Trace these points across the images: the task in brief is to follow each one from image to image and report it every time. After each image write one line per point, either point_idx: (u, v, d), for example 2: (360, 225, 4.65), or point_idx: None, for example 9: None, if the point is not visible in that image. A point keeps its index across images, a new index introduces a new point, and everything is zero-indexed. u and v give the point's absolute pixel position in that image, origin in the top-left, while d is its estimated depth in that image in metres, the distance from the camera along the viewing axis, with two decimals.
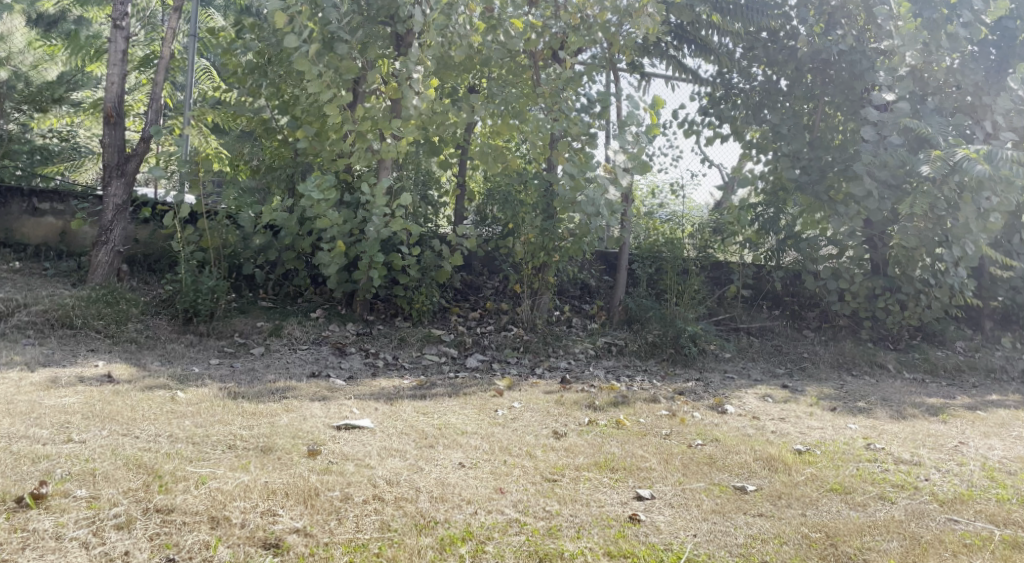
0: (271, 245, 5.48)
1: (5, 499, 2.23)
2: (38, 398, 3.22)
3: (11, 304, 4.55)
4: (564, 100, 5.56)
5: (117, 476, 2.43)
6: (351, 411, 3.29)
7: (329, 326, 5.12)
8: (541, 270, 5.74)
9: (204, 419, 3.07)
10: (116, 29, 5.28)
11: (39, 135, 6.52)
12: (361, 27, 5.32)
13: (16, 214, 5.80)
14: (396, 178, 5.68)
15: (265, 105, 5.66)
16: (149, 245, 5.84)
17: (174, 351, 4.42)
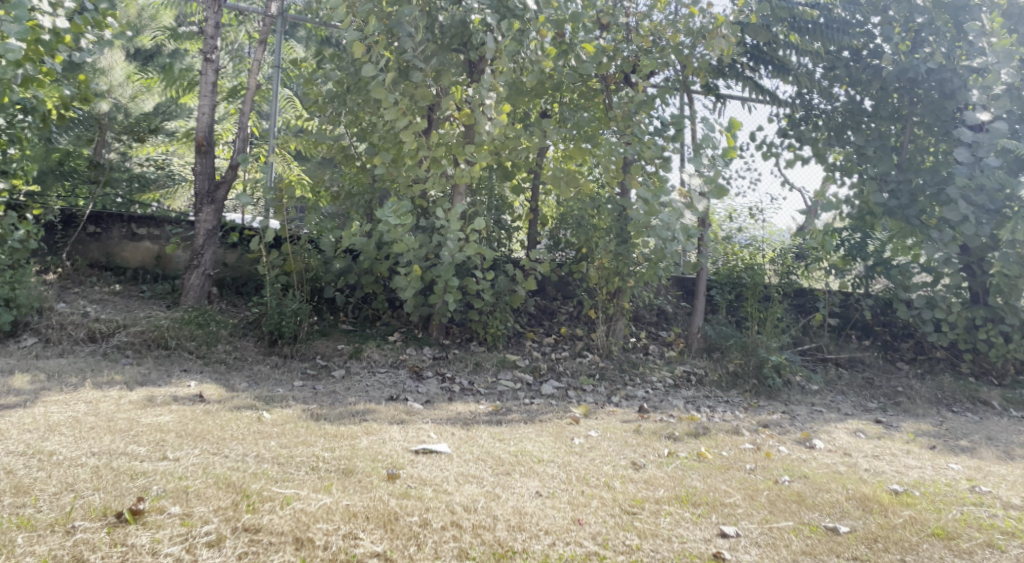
0: (351, 269, 5.60)
1: (107, 513, 2.33)
2: (136, 415, 3.37)
3: (111, 325, 4.79)
4: (637, 123, 5.52)
5: (208, 494, 2.51)
6: (429, 435, 3.31)
7: (406, 350, 5.18)
8: (616, 295, 5.65)
9: (288, 440, 3.14)
10: (207, 62, 5.53)
11: (136, 164, 6.69)
12: (435, 55, 5.39)
13: (117, 239, 6.12)
14: (470, 204, 5.74)
15: (345, 133, 5.91)
16: (237, 268, 6.08)
17: (260, 372, 4.55)
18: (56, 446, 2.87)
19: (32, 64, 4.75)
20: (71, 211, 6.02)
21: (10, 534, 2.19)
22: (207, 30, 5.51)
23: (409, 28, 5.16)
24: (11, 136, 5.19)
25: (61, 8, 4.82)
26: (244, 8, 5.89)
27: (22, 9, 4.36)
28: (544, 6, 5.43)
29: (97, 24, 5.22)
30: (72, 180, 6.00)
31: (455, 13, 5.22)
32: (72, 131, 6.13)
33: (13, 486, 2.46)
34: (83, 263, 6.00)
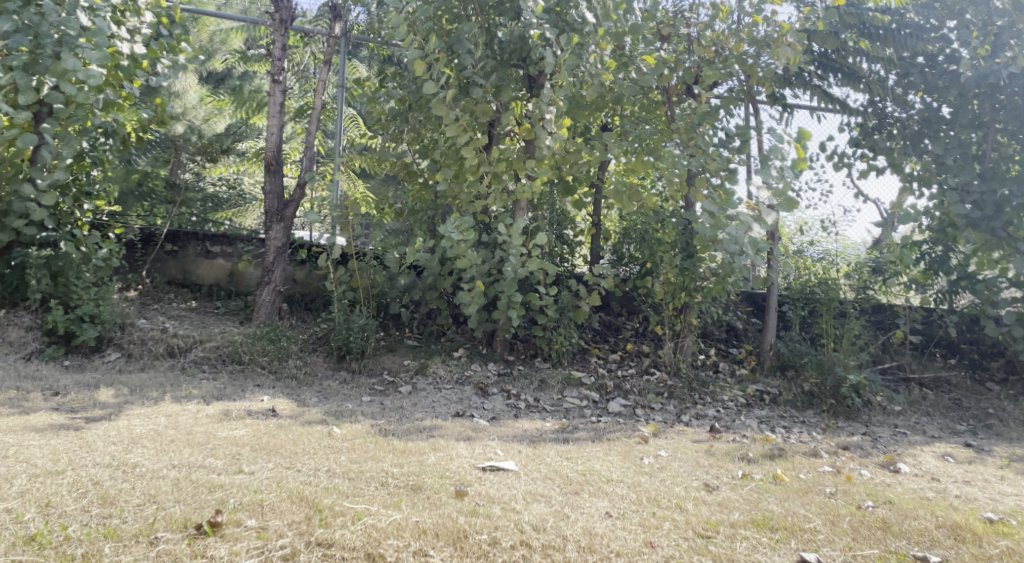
0: (415, 285, 5.65)
1: (187, 525, 2.39)
2: (213, 429, 3.46)
3: (188, 340, 4.95)
4: (701, 135, 5.48)
5: (283, 508, 2.56)
6: (496, 453, 3.31)
7: (471, 366, 5.20)
8: (683, 310, 5.56)
9: (358, 455, 3.18)
10: (275, 83, 5.72)
11: (210, 184, 6.75)
12: (494, 70, 5.44)
13: (192, 257, 6.31)
14: (532, 219, 5.77)
15: (407, 150, 5.96)
16: (307, 284, 6.22)
17: (330, 388, 4.62)
18: (139, 458, 2.97)
19: (112, 89, 5.11)
20: (150, 230, 6.24)
21: (98, 544, 2.27)
22: (274, 53, 5.70)
23: (469, 45, 5.26)
24: (94, 158, 5.32)
25: (138, 34, 5.15)
26: (309, 30, 6.04)
27: (103, 36, 4.61)
28: (603, 19, 5.47)
29: (172, 48, 5.51)
30: (151, 200, 6.27)
31: (514, 29, 5.27)
32: (150, 152, 6.35)
33: (100, 497, 2.56)
34: (162, 281, 6.21)
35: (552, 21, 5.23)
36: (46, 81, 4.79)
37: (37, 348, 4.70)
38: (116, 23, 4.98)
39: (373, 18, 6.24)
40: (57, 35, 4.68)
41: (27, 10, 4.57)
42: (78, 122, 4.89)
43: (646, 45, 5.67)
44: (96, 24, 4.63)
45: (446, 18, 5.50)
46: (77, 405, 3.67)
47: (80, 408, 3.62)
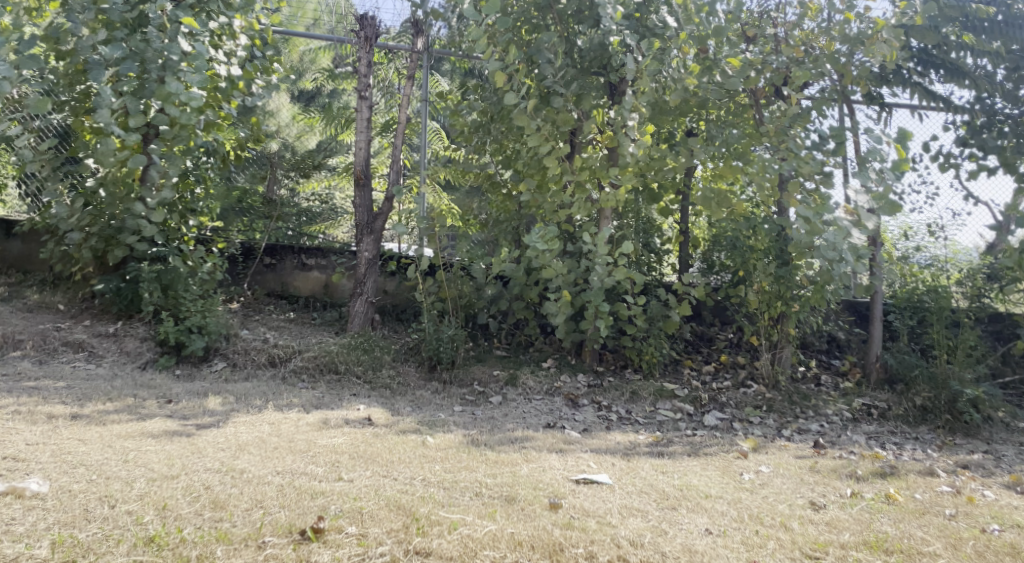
0: (502, 295, 5.67)
1: (292, 531, 2.48)
2: (313, 437, 3.57)
3: (287, 350, 5.12)
4: (792, 138, 5.28)
5: (381, 515, 2.62)
6: (589, 465, 3.28)
7: (561, 377, 5.18)
8: (780, 320, 5.38)
9: (452, 465, 3.22)
10: (361, 100, 5.89)
11: (304, 200, 7.05)
12: (575, 79, 5.45)
13: (289, 269, 6.53)
14: (617, 228, 5.70)
15: (491, 161, 6.04)
16: (397, 295, 6.36)
17: (423, 397, 4.69)
18: (246, 464, 3.08)
19: (213, 110, 5.39)
20: (249, 244, 6.50)
21: (211, 546, 2.36)
22: (360, 69, 5.88)
23: (549, 54, 5.26)
24: (197, 176, 5.63)
25: (234, 57, 5.36)
26: (393, 46, 6.21)
27: (202, 60, 4.86)
28: (685, 23, 5.41)
29: (266, 69, 5.81)
30: (250, 216, 6.57)
31: (594, 37, 5.26)
32: (247, 170, 6.63)
33: (212, 501, 2.67)
34: (262, 293, 6.45)
35: (632, 27, 5.32)
36: (152, 104, 5.07)
37: (152, 357, 4.91)
38: (214, 47, 5.22)
39: (454, 32, 6.18)
40: (162, 60, 4.92)
41: (134, 37, 4.85)
42: (183, 142, 5.13)
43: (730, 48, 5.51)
44: (196, 49, 4.91)
45: (525, 29, 5.57)
46: (188, 413, 3.85)
47: (191, 415, 3.80)
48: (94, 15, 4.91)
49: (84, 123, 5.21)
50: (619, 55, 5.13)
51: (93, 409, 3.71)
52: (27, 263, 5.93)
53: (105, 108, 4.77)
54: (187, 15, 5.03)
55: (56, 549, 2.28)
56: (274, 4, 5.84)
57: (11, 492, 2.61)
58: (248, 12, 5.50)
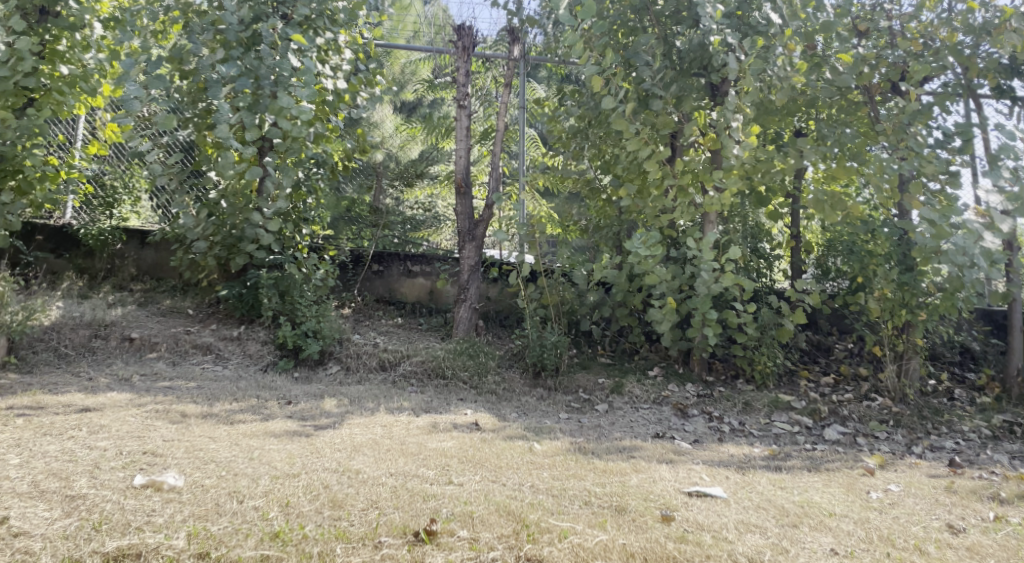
0: (605, 302, 5.60)
1: (406, 531, 2.54)
2: (424, 440, 3.63)
3: (396, 355, 5.26)
4: (912, 135, 5.05)
5: (492, 520, 2.64)
6: (702, 477, 3.19)
7: (669, 386, 5.07)
8: (905, 330, 5.12)
9: (560, 472, 3.20)
10: (460, 108, 5.98)
11: (408, 208, 7.35)
12: (675, 81, 5.36)
13: (395, 276, 6.68)
14: (723, 232, 5.53)
15: (589, 166, 6.01)
16: (499, 301, 6.42)
17: (528, 404, 4.70)
18: (361, 464, 3.17)
19: (321, 122, 5.62)
20: (359, 251, 6.68)
21: (331, 544, 2.44)
22: (459, 79, 5.95)
23: (647, 57, 5.22)
24: (309, 187, 5.86)
25: (341, 70, 5.62)
26: (491, 55, 6.28)
27: (310, 74, 5.06)
28: (790, 19, 5.26)
29: (369, 82, 5.96)
30: (359, 225, 6.75)
31: (694, 37, 5.12)
32: (355, 181, 7.10)
33: (330, 500, 2.76)
34: (371, 299, 6.61)
35: (734, 26, 5.16)
36: (266, 118, 5.30)
37: (272, 360, 5.13)
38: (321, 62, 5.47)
39: (550, 38, 6.30)
40: (274, 76, 5.17)
41: (248, 55, 5.11)
42: (294, 153, 5.40)
43: (840, 43, 5.28)
44: (305, 64, 5.10)
45: (621, 32, 5.58)
46: (307, 414, 3.99)
47: (309, 416, 3.94)
48: (212, 36, 5.20)
49: (207, 138, 5.53)
50: (721, 55, 4.95)
51: (222, 409, 3.91)
52: (160, 270, 6.32)
53: (224, 124, 5.01)
54: (296, 31, 5.25)
55: (191, 540, 2.41)
56: (376, 18, 6.02)
57: (151, 485, 2.77)
58: (352, 28, 5.77)
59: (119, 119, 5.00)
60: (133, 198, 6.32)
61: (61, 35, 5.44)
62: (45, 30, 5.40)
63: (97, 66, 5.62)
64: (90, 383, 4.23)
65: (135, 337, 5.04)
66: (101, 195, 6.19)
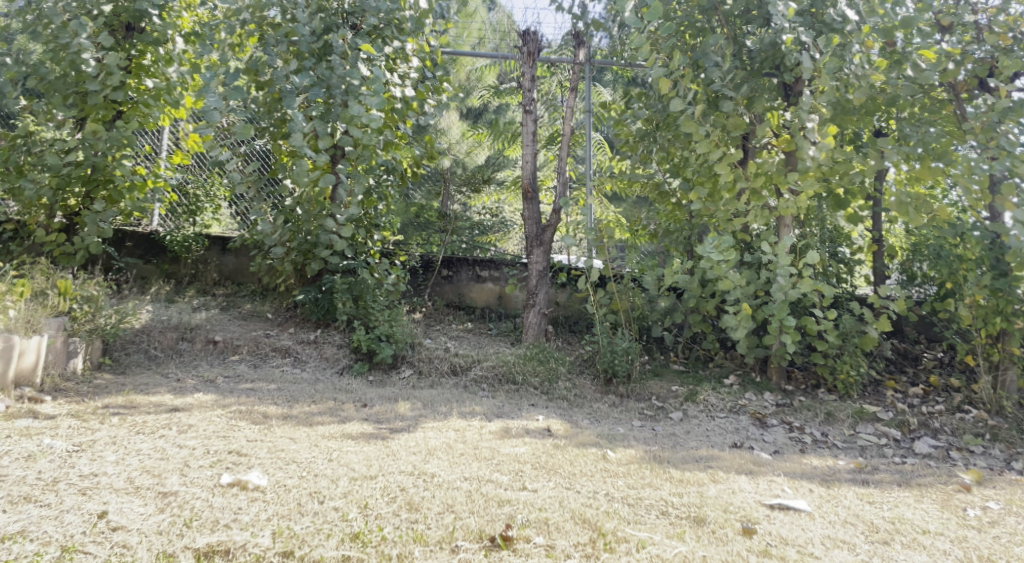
0: (677, 308, 5.48)
1: (482, 536, 2.55)
2: (496, 445, 3.64)
3: (467, 359, 5.29)
4: (1003, 134, 4.81)
5: (568, 527, 2.63)
6: (783, 490, 3.10)
7: (746, 395, 4.95)
8: (1000, 338, 4.87)
9: (635, 481, 3.15)
10: (527, 113, 5.99)
11: (475, 214, 7.21)
12: (745, 82, 5.25)
13: (464, 281, 6.73)
14: (800, 237, 5.36)
15: (658, 170, 5.93)
16: (568, 306, 6.39)
17: (600, 411, 4.65)
18: (436, 468, 3.20)
19: (390, 130, 5.74)
20: (429, 256, 6.73)
21: (409, 546, 2.47)
22: (524, 84, 5.97)
23: (715, 57, 5.12)
24: (380, 194, 5.97)
25: (407, 79, 5.73)
26: (556, 59, 6.27)
27: (380, 83, 5.22)
28: (867, 15, 5.04)
29: (436, 89, 6.00)
30: (428, 230, 6.80)
31: (764, 37, 4.97)
32: (424, 188, 7.15)
33: (407, 502, 2.79)
34: (441, 304, 6.68)
35: (808, 23, 4.97)
36: (338, 126, 5.47)
37: (347, 363, 5.23)
38: (389, 71, 5.60)
39: (614, 42, 6.30)
40: (344, 85, 5.27)
41: (320, 65, 5.24)
42: (364, 161, 5.50)
43: (921, 39, 5.06)
44: (374, 74, 5.23)
45: (688, 33, 5.46)
46: (382, 417, 4.05)
47: (385, 419, 4.00)
48: (286, 47, 5.34)
49: (282, 146, 5.69)
50: (793, 54, 4.87)
51: (301, 411, 4.00)
52: (240, 275, 6.54)
53: (298, 133, 5.16)
54: (365, 42, 5.41)
55: (276, 538, 2.47)
56: (443, 26, 6.07)
57: (237, 484, 2.86)
58: (418, 36, 5.82)
59: (200, 129, 5.19)
60: (214, 205, 6.52)
61: (145, 50, 5.69)
62: (131, 46, 5.64)
63: (180, 79, 5.86)
64: (178, 383, 4.40)
65: (219, 339, 5.21)
66: (186, 203, 6.44)
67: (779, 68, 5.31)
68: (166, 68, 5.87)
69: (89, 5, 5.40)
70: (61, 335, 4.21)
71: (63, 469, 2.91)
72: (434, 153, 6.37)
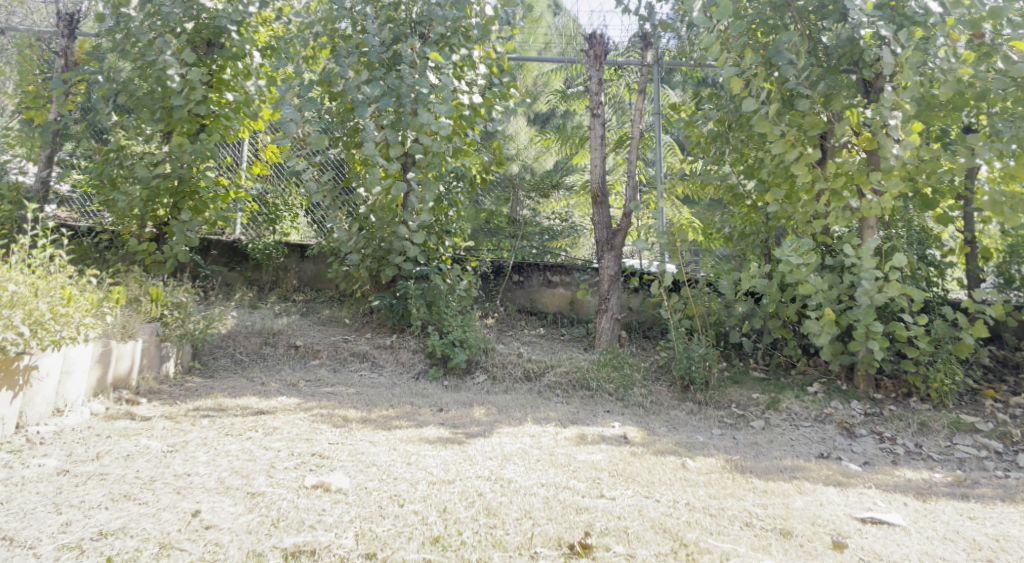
0: (755, 312, 5.34)
1: (561, 544, 2.53)
2: (572, 452, 3.62)
3: (541, 365, 5.28)
4: None
5: (648, 537, 2.58)
6: (875, 503, 2.98)
7: (832, 403, 4.79)
8: None
9: (717, 491, 3.08)
10: (594, 117, 5.94)
11: (544, 218, 7.17)
12: (822, 79, 5.08)
13: (536, 286, 6.71)
14: (885, 239, 5.17)
15: (731, 172, 5.79)
16: (642, 312, 6.31)
17: (678, 418, 4.57)
18: (513, 474, 3.19)
19: (459, 137, 5.77)
20: (499, 262, 6.77)
21: (489, 551, 2.48)
22: (591, 88, 5.94)
23: (790, 55, 4.96)
24: (450, 200, 6.01)
25: (475, 85, 5.81)
26: (623, 62, 6.22)
27: (448, 91, 5.24)
28: (951, 7, 4.76)
29: (503, 95, 6.03)
30: (498, 236, 6.94)
31: (840, 32, 4.88)
32: (492, 194, 7.50)
33: (485, 508, 2.79)
34: (513, 309, 6.69)
35: (888, 17, 4.80)
36: (408, 135, 5.53)
37: (423, 368, 5.29)
38: (457, 78, 5.66)
39: (684, 42, 6.17)
40: (414, 94, 5.36)
41: (390, 76, 5.33)
42: (435, 168, 5.53)
43: (1012, 29, 4.80)
44: (442, 81, 5.26)
45: (761, 31, 5.33)
46: (458, 421, 4.08)
47: (461, 424, 4.03)
48: (357, 59, 5.46)
49: (355, 155, 5.79)
50: (872, 49, 4.79)
51: (379, 415, 4.06)
52: (318, 282, 6.71)
53: (370, 142, 5.24)
54: (433, 50, 5.45)
55: (360, 540, 2.51)
56: (510, 32, 6.11)
57: (321, 486, 2.91)
58: (485, 43, 5.89)
59: (277, 140, 5.34)
60: (292, 214, 6.73)
61: (225, 64, 5.90)
62: (212, 61, 5.87)
63: (258, 91, 6.05)
64: (262, 387, 4.53)
65: (300, 344, 5.34)
66: (265, 212, 6.66)
67: (859, 64, 5.17)
68: (245, 82, 6.07)
69: (173, 23, 5.63)
70: (155, 340, 4.38)
71: (159, 468, 3.03)
72: (503, 159, 6.41)
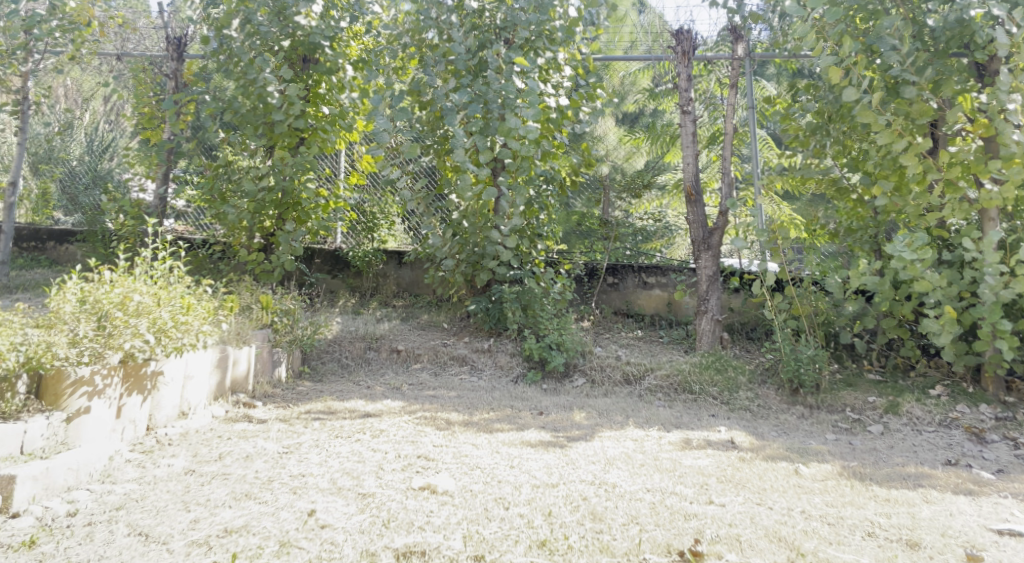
0: (867, 311, 5.08)
1: (671, 551, 2.47)
2: (678, 456, 3.54)
3: (640, 368, 5.20)
4: None
5: (763, 546, 2.49)
6: (1012, 514, 2.79)
7: (957, 407, 4.51)
8: None
9: (835, 499, 2.94)
10: (686, 115, 5.81)
11: (637, 219, 6.98)
12: (929, 64, 4.80)
13: (631, 288, 6.63)
14: (1010, 230, 4.84)
15: (834, 165, 5.53)
16: (743, 312, 6.13)
17: (788, 422, 4.41)
18: (617, 478, 3.15)
19: (547, 140, 5.76)
20: (593, 264, 6.70)
21: (597, 556, 2.44)
22: (681, 85, 5.81)
23: (893, 40, 4.71)
24: (541, 204, 6.04)
25: (562, 88, 5.79)
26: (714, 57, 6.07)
27: (534, 95, 5.20)
28: None
29: (590, 95, 5.90)
30: (591, 238, 6.78)
31: (949, 13, 4.58)
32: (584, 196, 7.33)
33: (590, 512, 2.76)
34: (609, 312, 6.62)
35: None
36: (497, 140, 5.55)
37: (522, 372, 5.30)
38: (543, 81, 5.65)
39: (777, 32, 5.88)
40: (501, 98, 5.33)
41: (477, 83, 5.33)
42: (525, 171, 5.55)
43: None
44: (529, 85, 5.24)
45: (860, 17, 5.06)
46: (559, 425, 4.06)
47: (562, 427, 4.01)
48: (445, 67, 5.51)
49: (447, 162, 5.89)
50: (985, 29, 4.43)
51: (481, 417, 4.09)
52: (416, 287, 6.84)
53: (460, 149, 5.29)
54: (519, 55, 5.48)
55: (467, 542, 2.53)
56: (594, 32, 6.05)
57: (427, 488, 2.95)
58: (570, 45, 5.86)
59: (371, 150, 5.45)
60: (388, 222, 6.93)
61: (320, 79, 6.11)
62: (309, 77, 6.09)
63: (351, 103, 6.21)
64: (369, 390, 4.66)
65: (401, 348, 5.45)
66: (364, 220, 6.82)
67: (968, 46, 4.89)
68: (339, 95, 6.25)
69: (271, 42, 5.85)
70: (267, 345, 4.57)
71: (276, 469, 3.14)
72: (592, 160, 6.36)
